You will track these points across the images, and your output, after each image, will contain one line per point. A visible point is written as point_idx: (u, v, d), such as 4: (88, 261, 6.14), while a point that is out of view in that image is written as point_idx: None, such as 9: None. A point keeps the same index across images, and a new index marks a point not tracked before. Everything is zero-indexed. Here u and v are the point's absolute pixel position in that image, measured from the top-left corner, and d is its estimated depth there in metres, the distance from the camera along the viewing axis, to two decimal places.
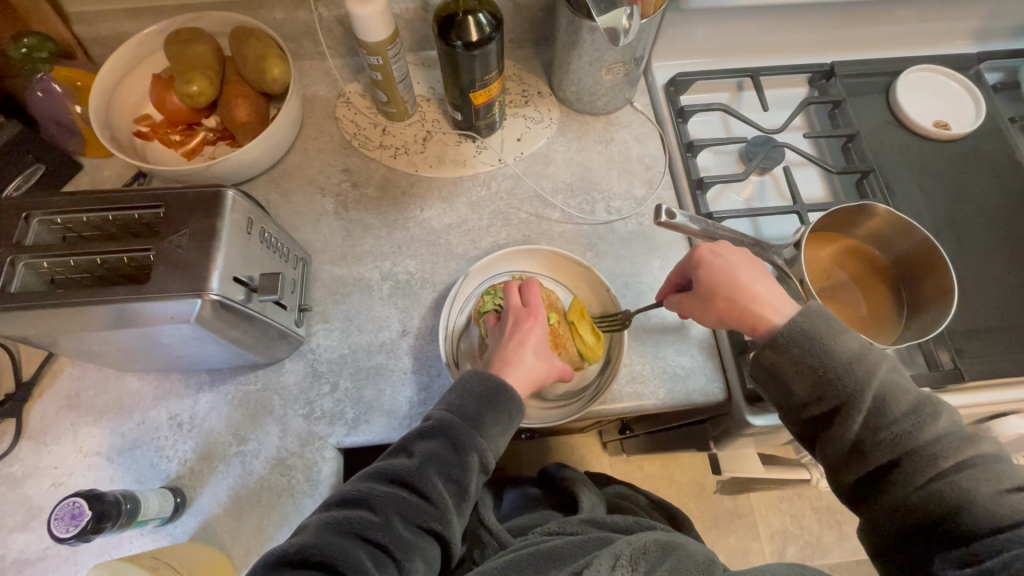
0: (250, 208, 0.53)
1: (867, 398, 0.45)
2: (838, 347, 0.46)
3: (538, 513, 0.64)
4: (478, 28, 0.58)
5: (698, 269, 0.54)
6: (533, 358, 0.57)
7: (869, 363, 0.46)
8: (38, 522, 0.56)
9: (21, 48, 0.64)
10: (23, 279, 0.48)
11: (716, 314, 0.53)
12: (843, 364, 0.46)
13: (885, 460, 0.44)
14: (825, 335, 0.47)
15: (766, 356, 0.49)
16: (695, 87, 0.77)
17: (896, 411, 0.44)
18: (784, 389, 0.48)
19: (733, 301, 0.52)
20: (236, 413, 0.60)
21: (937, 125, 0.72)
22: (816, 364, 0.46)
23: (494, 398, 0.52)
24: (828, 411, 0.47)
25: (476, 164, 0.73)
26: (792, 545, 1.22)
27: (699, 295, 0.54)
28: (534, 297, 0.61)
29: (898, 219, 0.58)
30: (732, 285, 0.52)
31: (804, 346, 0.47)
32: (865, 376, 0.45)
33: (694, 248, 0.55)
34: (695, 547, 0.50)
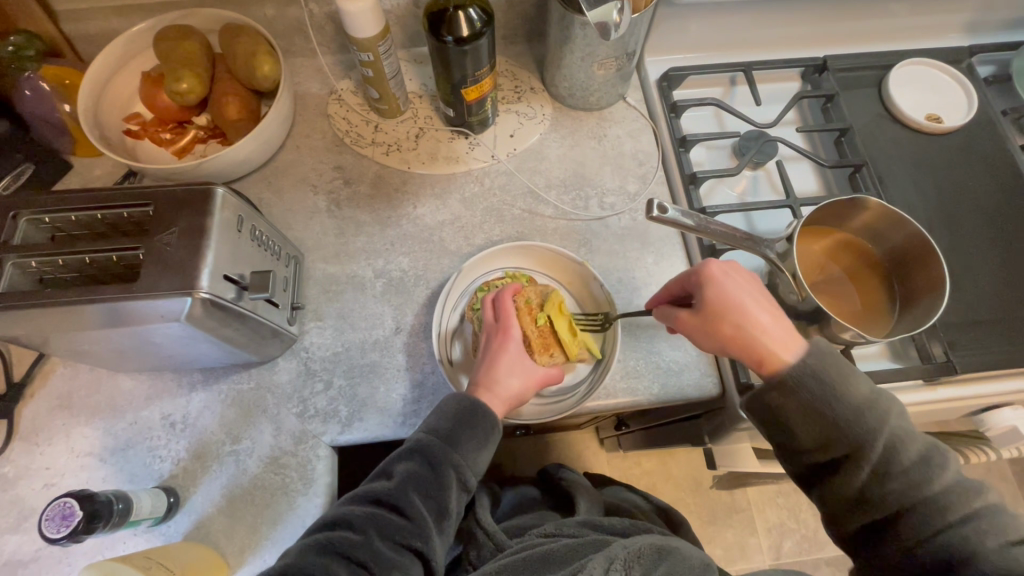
0: (241, 205, 0.53)
1: (873, 447, 0.46)
2: (850, 393, 0.46)
3: (536, 515, 0.64)
4: (469, 24, 0.57)
5: (704, 291, 0.52)
6: (507, 376, 0.56)
7: (876, 410, 0.46)
8: (30, 523, 0.56)
9: (9, 47, 0.64)
10: (11, 278, 0.47)
11: (721, 341, 0.52)
12: (846, 409, 0.46)
13: (894, 512, 0.45)
14: (831, 379, 0.47)
15: (772, 398, 0.48)
16: (688, 82, 0.77)
17: (904, 462, 0.45)
18: (778, 428, 0.49)
19: (740, 331, 0.50)
20: (229, 412, 0.60)
21: (930, 119, 0.72)
22: (825, 411, 0.47)
23: (469, 418, 0.52)
24: (829, 456, 0.47)
25: (469, 161, 0.72)
26: (789, 540, 1.22)
27: (704, 320, 0.52)
28: (507, 310, 0.60)
29: (890, 212, 0.58)
30: (740, 313, 0.50)
31: (814, 391, 0.47)
32: (874, 425, 0.46)
33: (703, 266, 0.53)
34: (690, 550, 0.51)
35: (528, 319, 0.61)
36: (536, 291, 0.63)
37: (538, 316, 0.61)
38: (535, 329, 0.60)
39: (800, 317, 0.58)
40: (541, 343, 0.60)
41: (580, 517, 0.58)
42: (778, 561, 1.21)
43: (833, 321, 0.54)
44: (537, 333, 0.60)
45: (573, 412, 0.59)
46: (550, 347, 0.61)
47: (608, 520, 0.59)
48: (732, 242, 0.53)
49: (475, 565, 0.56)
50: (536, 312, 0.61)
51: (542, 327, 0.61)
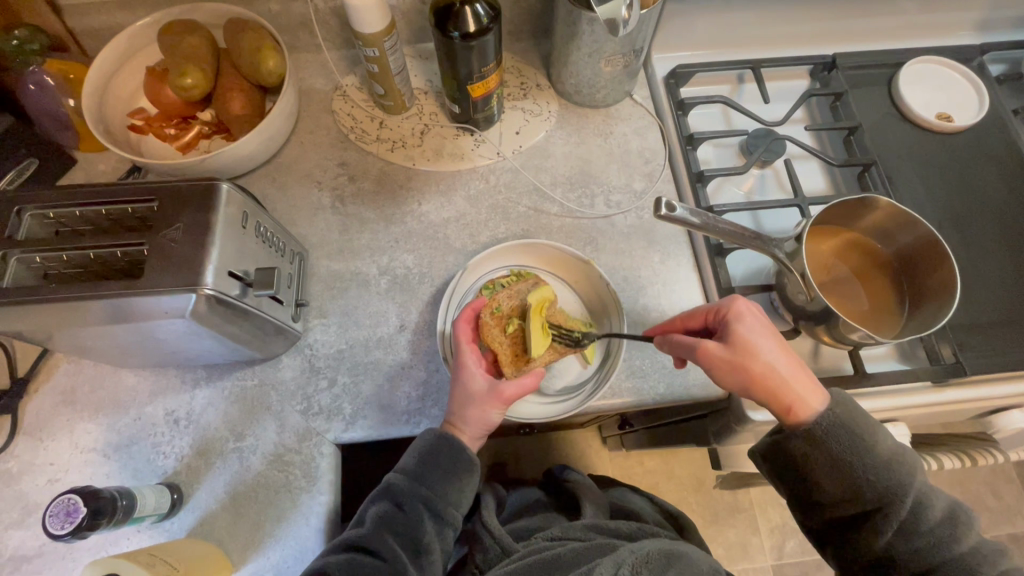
0: (245, 201, 0.52)
1: (900, 506, 0.47)
2: (880, 447, 0.48)
3: (543, 518, 0.65)
4: (476, 19, 0.57)
5: (741, 328, 0.51)
6: (469, 412, 0.54)
7: (905, 469, 0.48)
8: (34, 518, 0.56)
9: (13, 40, 0.62)
10: (16, 274, 0.47)
11: (748, 381, 0.50)
12: (877, 466, 0.48)
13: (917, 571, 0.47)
14: (864, 437, 0.48)
15: (800, 447, 0.49)
16: (695, 79, 0.77)
17: (930, 520, 0.47)
18: (804, 477, 0.50)
19: (775, 374, 0.49)
20: (233, 409, 0.60)
21: (940, 118, 0.71)
22: (853, 465, 0.48)
23: (434, 452, 0.54)
24: (853, 510, 0.49)
25: (474, 158, 0.72)
26: (792, 540, 1.22)
27: (734, 358, 0.50)
28: (461, 335, 0.57)
29: (901, 212, 0.57)
30: (775, 356, 0.50)
31: (844, 443, 0.48)
32: (903, 485, 0.47)
33: (740, 305, 0.52)
34: (697, 556, 0.51)
35: (497, 330, 0.60)
36: (506, 296, 0.62)
37: (507, 325, 0.60)
38: (505, 339, 0.59)
39: (808, 317, 0.57)
40: (515, 352, 0.60)
41: (585, 520, 0.59)
42: (780, 562, 1.21)
43: (842, 322, 0.54)
44: (509, 342, 0.60)
45: (578, 410, 0.58)
46: (524, 354, 0.60)
47: (615, 523, 0.59)
48: (739, 241, 0.53)
49: (481, 568, 0.56)
50: (507, 320, 0.60)
51: (513, 335, 0.60)
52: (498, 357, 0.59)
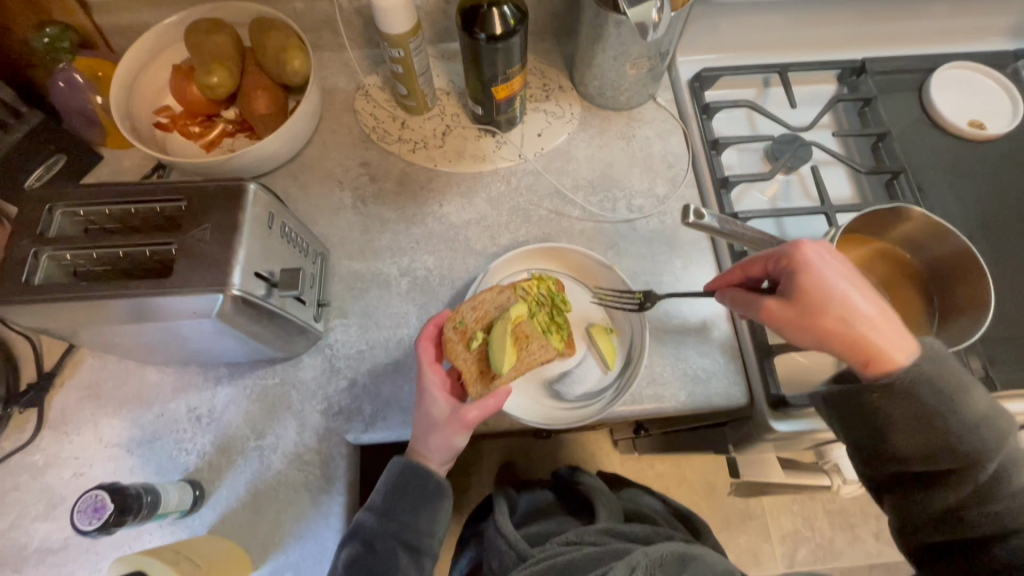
0: (271, 202, 0.52)
1: (982, 466, 0.44)
2: (968, 407, 0.45)
3: (555, 523, 0.65)
4: (503, 21, 0.56)
5: (803, 277, 0.48)
6: (433, 439, 0.55)
7: (994, 431, 0.45)
8: (60, 512, 0.57)
9: (43, 38, 0.62)
10: (47, 271, 0.47)
11: (819, 336, 0.47)
12: (964, 424, 0.44)
13: (987, 534, 0.44)
14: (958, 392, 0.45)
15: (881, 401, 0.46)
16: (720, 83, 0.75)
17: (1010, 487, 0.44)
18: (881, 432, 0.47)
19: (847, 322, 0.46)
20: (255, 407, 0.60)
21: (971, 126, 0.70)
22: (937, 423, 0.45)
23: (402, 484, 0.55)
24: (926, 467, 0.46)
25: (496, 160, 0.72)
26: (803, 548, 1.21)
27: (797, 312, 0.48)
28: (422, 356, 0.56)
29: (935, 223, 0.56)
30: (846, 306, 0.47)
31: (928, 398, 0.45)
32: (992, 444, 0.44)
33: (804, 253, 0.48)
34: (712, 558, 0.51)
35: (462, 345, 0.57)
36: (470, 309, 0.58)
37: (472, 340, 0.57)
38: (470, 356, 0.57)
39: None
40: (481, 368, 0.57)
41: (602, 524, 0.58)
42: (792, 569, 1.20)
43: None
44: (474, 359, 0.57)
45: (599, 417, 0.57)
46: (490, 371, 0.57)
47: (630, 527, 0.59)
48: (757, 247, 0.52)
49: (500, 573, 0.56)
50: (472, 335, 0.57)
51: (479, 351, 0.57)
52: (462, 375, 0.57)
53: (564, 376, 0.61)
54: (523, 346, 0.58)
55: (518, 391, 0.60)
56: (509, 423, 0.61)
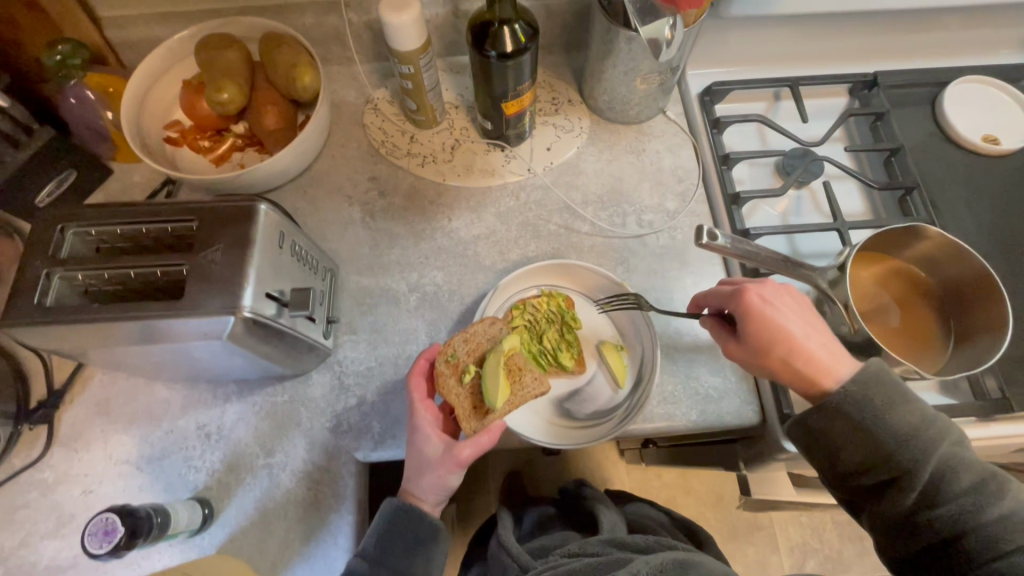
0: (282, 221, 0.52)
1: (921, 473, 0.45)
2: (895, 419, 0.46)
3: (557, 537, 0.64)
4: (514, 38, 0.56)
5: (749, 325, 0.51)
6: (426, 480, 0.55)
7: (926, 436, 0.45)
8: (70, 529, 0.56)
9: (55, 55, 0.61)
10: (58, 291, 0.47)
11: (769, 371, 0.51)
12: (894, 434, 0.46)
13: (943, 537, 0.44)
14: (882, 401, 0.46)
15: (816, 420, 0.48)
16: (731, 97, 0.75)
17: (954, 489, 0.44)
18: (824, 451, 0.48)
19: (788, 364, 0.50)
20: (264, 424, 0.60)
21: (986, 140, 0.69)
22: (868, 436, 0.46)
23: (397, 527, 0.55)
24: (872, 479, 0.47)
25: (505, 174, 0.71)
26: (812, 559, 1.20)
27: (748, 351, 0.52)
28: (413, 393, 0.55)
29: (951, 243, 0.55)
30: (786, 346, 0.49)
31: (857, 414, 0.46)
32: (927, 447, 0.45)
33: (750, 301, 0.51)
34: (716, 565, 0.50)
35: (454, 380, 0.56)
36: (461, 341, 0.58)
37: (464, 374, 0.56)
38: (463, 390, 0.56)
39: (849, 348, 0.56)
40: (474, 403, 0.56)
41: (603, 535, 0.58)
42: None
43: (885, 355, 0.52)
44: (467, 394, 0.56)
45: (609, 438, 0.56)
46: (484, 405, 0.56)
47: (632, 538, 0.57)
48: (776, 267, 0.52)
49: None
50: (464, 368, 0.57)
51: (472, 385, 0.56)
52: (455, 411, 0.56)
53: (575, 395, 0.61)
54: (516, 379, 0.57)
55: (529, 410, 0.60)
56: (518, 441, 0.61)
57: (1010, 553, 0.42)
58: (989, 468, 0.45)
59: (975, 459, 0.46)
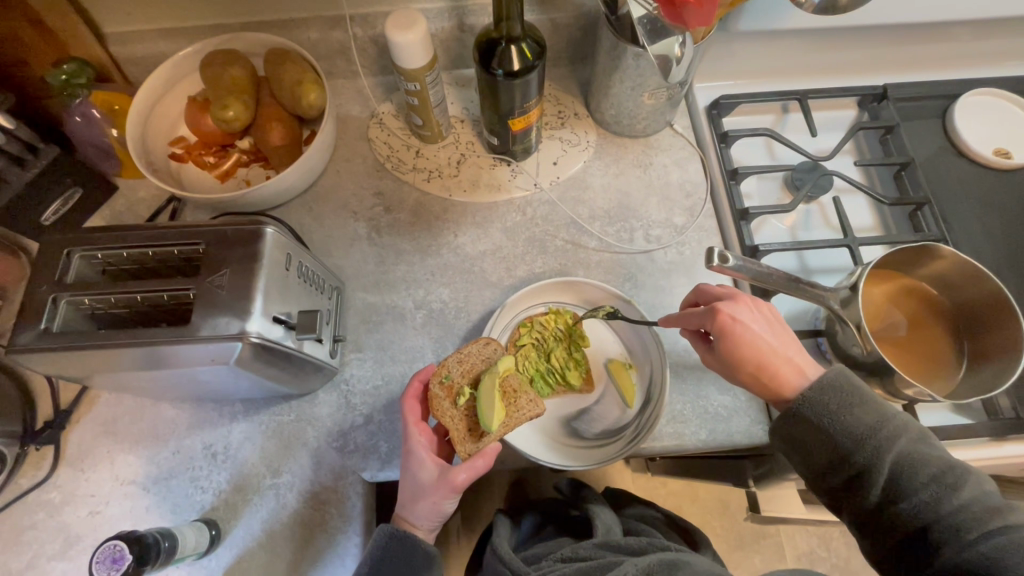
0: (289, 242, 0.52)
1: (880, 469, 0.44)
2: (851, 418, 0.45)
3: (554, 542, 0.66)
4: (521, 56, 0.56)
5: (717, 343, 0.51)
6: (422, 506, 0.54)
7: (881, 432, 0.45)
8: (77, 551, 0.56)
9: (60, 74, 0.62)
10: (65, 316, 0.47)
11: (742, 383, 0.52)
12: (849, 433, 0.45)
13: (914, 532, 0.42)
14: (836, 402, 0.46)
15: (781, 426, 0.48)
16: (739, 110, 0.74)
17: (916, 482, 0.43)
18: (790, 455, 0.48)
19: (758, 379, 0.50)
20: (270, 444, 0.60)
21: (997, 154, 0.69)
22: (828, 437, 0.46)
23: (392, 550, 0.54)
24: (838, 480, 0.46)
25: (511, 189, 0.71)
26: (819, 568, 1.20)
27: (723, 364, 0.52)
28: (407, 416, 0.55)
29: (965, 264, 0.55)
30: (757, 362, 0.50)
31: (819, 417, 0.46)
32: (882, 444, 0.44)
33: (714, 319, 0.51)
34: (700, 562, 0.53)
35: (448, 402, 0.56)
36: (456, 362, 0.58)
37: (458, 397, 0.56)
38: (457, 413, 0.56)
39: (861, 368, 0.55)
40: (469, 425, 0.56)
41: (597, 538, 0.60)
42: None
43: (898, 377, 0.51)
44: (462, 416, 0.56)
45: (617, 458, 0.56)
46: (479, 427, 0.55)
47: (625, 542, 0.59)
48: (778, 286, 0.51)
49: None
50: (459, 390, 0.56)
51: (467, 407, 0.56)
52: (450, 433, 0.56)
53: (583, 414, 0.61)
54: (511, 401, 0.56)
55: (534, 429, 0.59)
56: (525, 460, 0.61)
57: (974, 542, 0.39)
58: (950, 459, 0.44)
59: (937, 451, 0.44)
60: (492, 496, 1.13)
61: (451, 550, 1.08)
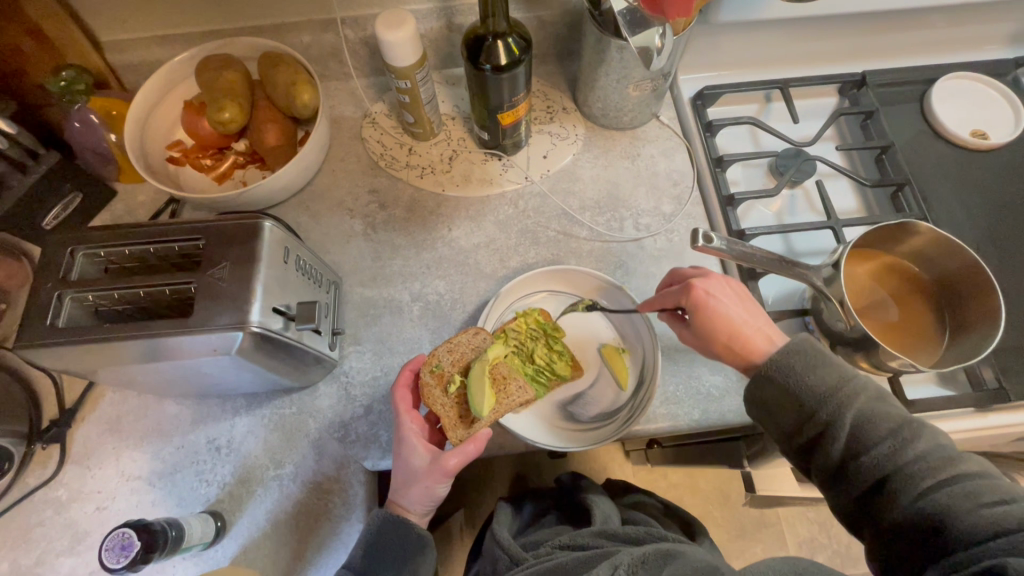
0: (286, 236, 0.54)
1: (840, 425, 0.45)
2: (814, 376, 0.47)
3: (552, 529, 0.67)
4: (507, 51, 0.58)
5: (693, 317, 0.54)
6: (415, 493, 0.55)
7: (842, 389, 0.46)
8: (84, 546, 0.57)
9: (60, 81, 0.63)
10: (70, 312, 0.48)
11: (717, 356, 0.54)
12: (812, 390, 0.46)
13: (873, 485, 0.43)
14: (800, 362, 0.47)
15: (753, 389, 0.50)
16: (722, 100, 0.76)
17: (874, 435, 0.44)
18: (763, 414, 0.50)
19: (731, 350, 0.52)
20: (272, 437, 0.61)
21: (974, 135, 0.71)
22: (793, 394, 0.47)
23: (391, 535, 0.55)
24: (805, 437, 0.47)
25: (503, 183, 0.73)
26: (821, 555, 1.21)
27: (699, 339, 0.55)
28: (400, 404, 0.56)
29: (942, 239, 0.56)
30: (730, 333, 0.52)
31: (784, 375, 0.48)
32: (842, 400, 0.45)
33: (688, 296, 0.54)
34: (697, 555, 0.52)
35: (439, 390, 0.58)
36: (445, 352, 0.59)
37: (449, 384, 0.58)
38: (448, 400, 0.58)
39: (846, 343, 0.56)
40: (460, 412, 0.58)
41: (596, 527, 0.61)
42: None
43: (882, 350, 0.53)
44: (453, 403, 0.58)
45: (611, 439, 0.57)
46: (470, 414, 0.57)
47: (622, 530, 0.60)
48: (770, 266, 0.52)
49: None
50: (449, 378, 0.58)
51: (456, 395, 0.58)
52: (441, 420, 0.57)
53: (578, 398, 0.62)
54: (502, 388, 0.58)
55: (527, 414, 0.60)
56: (523, 445, 0.62)
57: (929, 492, 0.41)
58: (907, 415, 0.44)
59: (897, 408, 0.45)
60: (493, 492, 1.14)
61: (454, 546, 1.09)
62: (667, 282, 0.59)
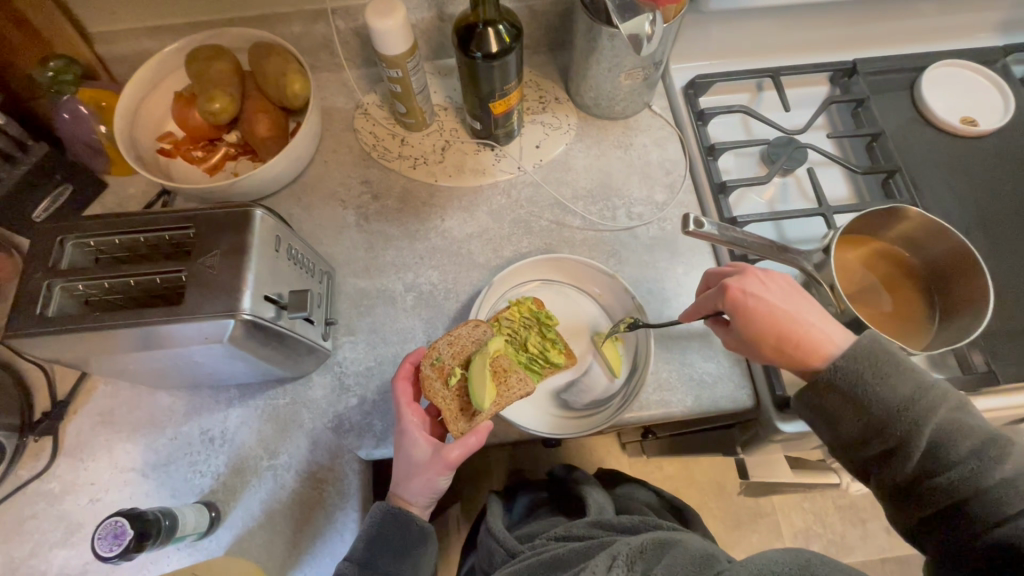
0: (277, 225, 0.53)
1: (916, 441, 0.43)
2: (887, 388, 0.44)
3: (547, 520, 0.67)
4: (498, 39, 0.57)
5: (733, 319, 0.52)
6: (419, 485, 0.55)
7: (920, 403, 0.44)
8: (78, 538, 0.57)
9: (48, 71, 0.64)
10: (60, 302, 0.48)
11: (768, 359, 0.51)
12: (884, 403, 0.44)
13: (949, 504, 0.43)
14: (870, 371, 0.45)
15: (812, 396, 0.47)
16: (714, 89, 0.76)
17: (953, 454, 0.42)
18: (824, 423, 0.48)
19: (782, 353, 0.50)
20: (266, 428, 0.61)
21: (964, 122, 0.71)
22: (862, 406, 0.45)
23: (389, 528, 0.55)
24: (873, 449, 0.46)
25: (496, 173, 0.73)
26: (816, 544, 1.21)
27: (745, 342, 0.52)
28: (401, 397, 0.56)
29: (931, 223, 0.57)
30: (777, 333, 0.49)
31: (852, 386, 0.45)
32: (919, 415, 0.43)
33: (724, 297, 0.52)
34: (694, 543, 0.52)
35: (439, 383, 0.58)
36: (445, 344, 0.59)
37: (450, 377, 0.58)
38: (449, 393, 0.58)
39: None
40: (461, 404, 0.58)
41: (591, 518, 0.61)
42: None
43: None
44: (453, 396, 0.58)
45: (608, 423, 0.58)
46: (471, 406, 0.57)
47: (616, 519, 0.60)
48: (764, 253, 0.53)
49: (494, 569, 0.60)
50: (450, 371, 0.58)
51: (457, 387, 0.58)
52: (443, 413, 0.57)
53: (572, 386, 0.62)
54: (502, 381, 0.58)
55: (524, 403, 0.61)
56: (517, 434, 0.62)
57: (1013, 518, 0.40)
58: (987, 432, 0.43)
59: (977, 421, 0.43)
60: (490, 485, 1.14)
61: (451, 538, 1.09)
62: (705, 285, 0.58)
